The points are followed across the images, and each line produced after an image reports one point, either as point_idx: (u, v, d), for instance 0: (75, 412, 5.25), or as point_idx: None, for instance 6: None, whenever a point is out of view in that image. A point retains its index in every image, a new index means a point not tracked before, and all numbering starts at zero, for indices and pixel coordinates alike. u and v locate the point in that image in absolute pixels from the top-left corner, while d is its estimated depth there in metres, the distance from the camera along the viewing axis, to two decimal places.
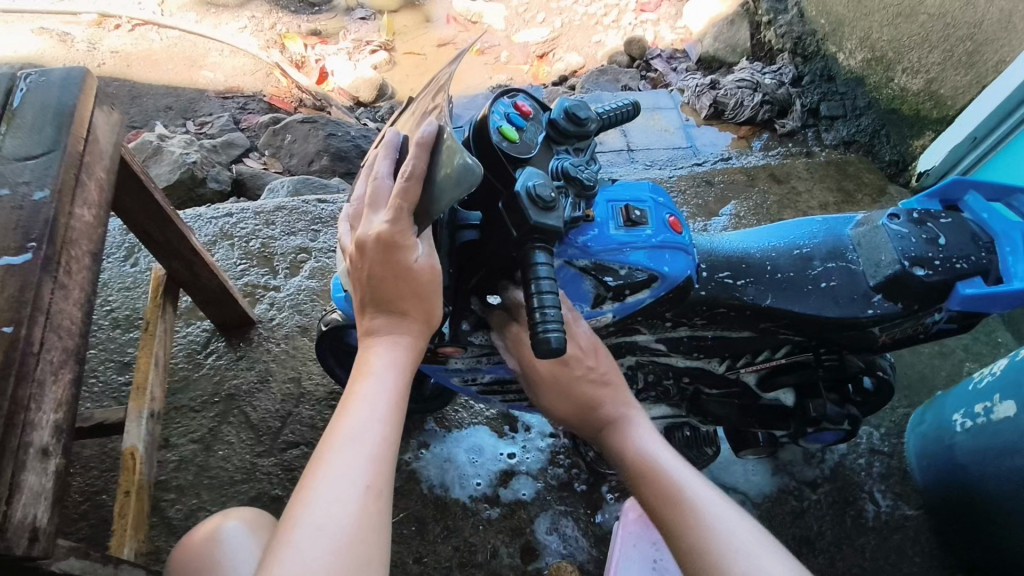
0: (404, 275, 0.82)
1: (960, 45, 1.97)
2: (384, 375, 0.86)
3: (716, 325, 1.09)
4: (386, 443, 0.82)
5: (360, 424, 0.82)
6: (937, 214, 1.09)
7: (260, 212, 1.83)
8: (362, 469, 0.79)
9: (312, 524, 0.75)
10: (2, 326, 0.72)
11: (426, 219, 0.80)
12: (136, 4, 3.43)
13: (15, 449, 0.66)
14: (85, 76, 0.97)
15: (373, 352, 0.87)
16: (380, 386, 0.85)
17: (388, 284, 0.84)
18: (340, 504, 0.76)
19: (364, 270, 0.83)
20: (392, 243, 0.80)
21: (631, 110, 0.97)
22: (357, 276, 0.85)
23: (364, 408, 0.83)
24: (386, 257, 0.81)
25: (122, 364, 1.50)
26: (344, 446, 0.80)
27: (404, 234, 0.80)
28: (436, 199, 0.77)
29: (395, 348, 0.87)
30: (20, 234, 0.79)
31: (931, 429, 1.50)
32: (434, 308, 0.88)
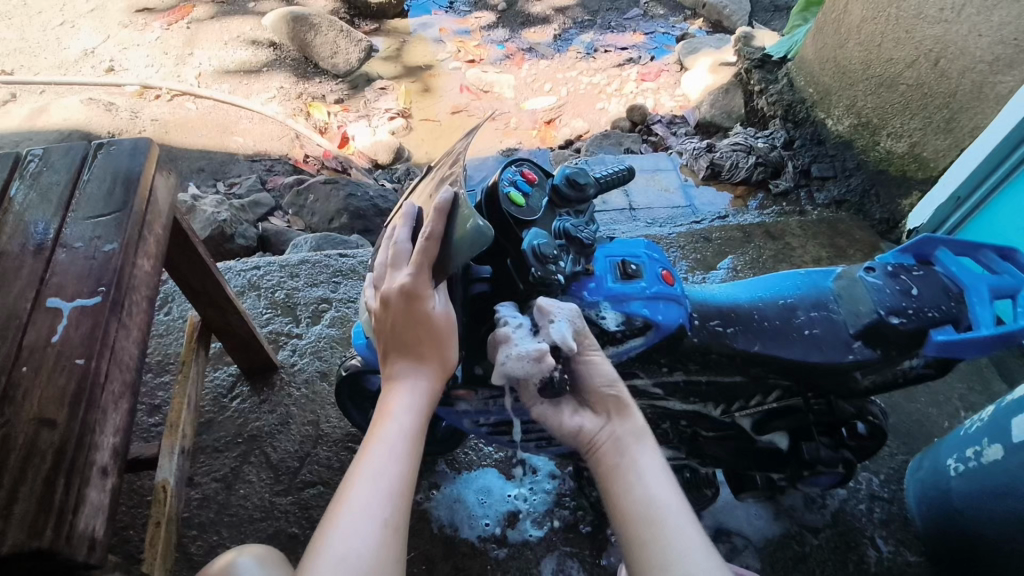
0: (423, 325, 0.92)
1: (938, 112, 2.12)
2: (403, 418, 0.94)
3: (708, 370, 1.17)
4: (402, 480, 0.91)
5: (380, 463, 0.91)
6: (910, 267, 1.19)
7: (285, 265, 1.97)
8: (381, 507, 0.87)
9: (334, 556, 0.82)
10: (77, 358, 0.83)
11: (444, 274, 0.91)
12: (176, 77, 3.73)
13: (81, 466, 0.76)
14: (149, 146, 1.11)
15: (393, 396, 0.96)
16: (399, 427, 0.94)
17: (407, 334, 0.93)
18: (360, 535, 0.84)
19: (388, 322, 0.93)
20: (413, 295, 0.91)
21: (625, 174, 1.10)
22: (382, 328, 0.95)
23: (384, 448, 0.92)
24: (407, 310, 0.91)
25: (153, 406, 1.60)
26: (365, 482, 0.89)
27: (424, 287, 0.91)
28: (453, 255, 0.88)
29: (413, 392, 0.96)
30: (93, 281, 0.91)
31: (928, 475, 1.53)
32: (449, 357, 0.97)
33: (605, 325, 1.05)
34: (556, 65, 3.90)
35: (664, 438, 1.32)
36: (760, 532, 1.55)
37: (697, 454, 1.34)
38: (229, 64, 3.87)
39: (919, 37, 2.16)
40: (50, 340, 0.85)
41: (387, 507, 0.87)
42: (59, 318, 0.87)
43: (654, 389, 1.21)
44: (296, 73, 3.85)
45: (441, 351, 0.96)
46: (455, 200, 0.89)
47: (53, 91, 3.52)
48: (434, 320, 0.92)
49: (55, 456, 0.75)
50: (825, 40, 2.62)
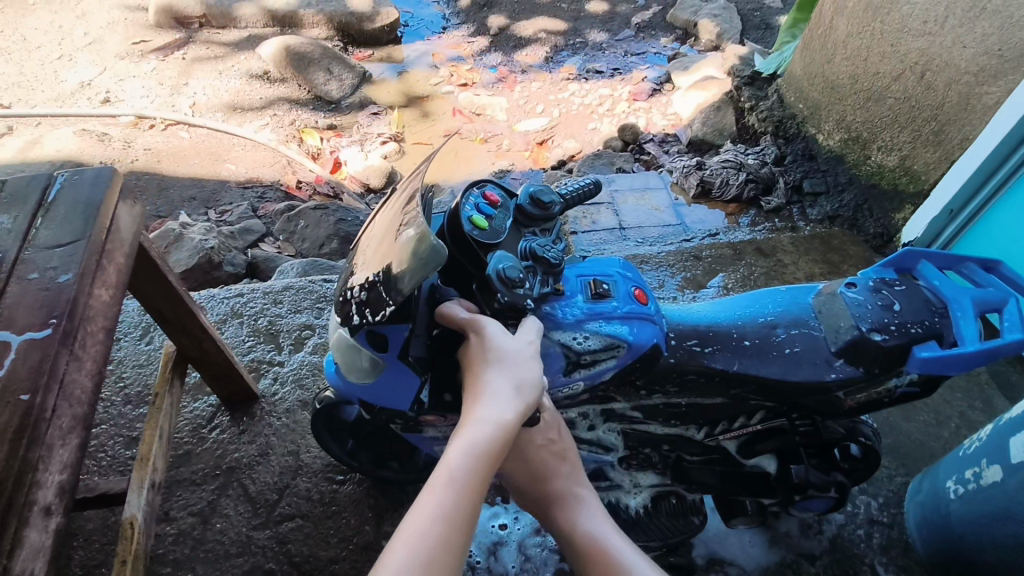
0: (514, 378, 0.89)
1: (926, 125, 2.10)
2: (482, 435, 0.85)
3: (688, 392, 1.13)
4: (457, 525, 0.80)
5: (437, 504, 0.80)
6: (892, 282, 1.15)
7: (269, 292, 1.95)
8: (447, 545, 0.78)
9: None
10: (21, 393, 0.81)
11: (383, 306, 0.90)
12: (171, 107, 3.77)
13: (19, 506, 0.73)
14: (113, 176, 1.10)
15: (476, 412, 0.87)
16: (477, 449, 0.84)
17: (503, 377, 0.89)
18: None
19: (482, 369, 0.90)
20: (505, 355, 0.90)
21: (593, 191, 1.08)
22: (478, 370, 0.91)
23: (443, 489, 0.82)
24: (499, 365, 0.89)
25: (130, 439, 1.57)
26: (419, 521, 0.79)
27: (517, 350, 0.90)
28: (395, 280, 0.88)
29: (493, 415, 0.86)
30: (44, 312, 0.89)
31: (928, 499, 1.46)
32: (536, 398, 0.90)
33: (576, 346, 1.02)
34: (548, 86, 3.92)
35: (646, 462, 1.26)
36: (754, 560, 1.48)
37: (683, 480, 1.27)
38: (223, 93, 3.91)
39: (903, 51, 2.15)
40: None
41: (444, 548, 0.78)
42: (8, 351, 0.85)
43: (634, 412, 1.17)
44: (289, 100, 3.88)
45: (528, 391, 0.89)
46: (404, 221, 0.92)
47: (49, 123, 3.57)
48: (523, 375, 0.89)
49: None
50: (813, 56, 2.62)
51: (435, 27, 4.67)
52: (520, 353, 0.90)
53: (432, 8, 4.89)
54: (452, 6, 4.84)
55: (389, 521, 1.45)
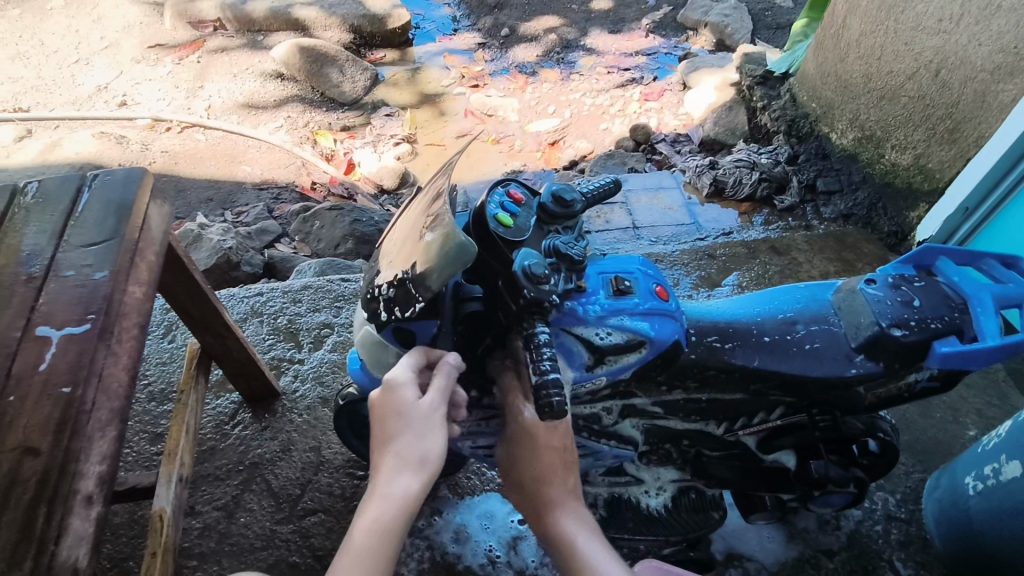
0: (400, 404, 0.95)
1: (941, 123, 2.09)
2: (401, 456, 0.95)
3: (709, 387, 1.15)
4: None
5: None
6: (911, 278, 1.16)
7: (288, 291, 1.98)
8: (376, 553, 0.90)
9: None
10: (63, 387, 0.83)
11: (411, 303, 0.92)
12: (186, 110, 3.82)
13: (64, 495, 0.75)
14: (144, 176, 1.13)
15: (385, 482, 0.93)
16: (396, 471, 0.94)
17: (392, 403, 0.96)
18: None
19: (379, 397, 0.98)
20: (396, 380, 0.96)
21: (611, 187, 1.10)
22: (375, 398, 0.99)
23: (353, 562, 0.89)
24: (389, 392, 0.96)
25: (155, 435, 1.60)
26: None
27: (406, 377, 0.96)
28: (422, 277, 0.89)
29: (403, 438, 0.95)
30: (82, 308, 0.92)
31: (947, 494, 1.46)
32: (440, 465, 0.95)
33: (598, 341, 1.03)
34: (559, 87, 3.93)
35: (667, 458, 1.28)
36: (773, 556, 1.48)
37: (702, 475, 1.28)
38: (238, 95, 3.95)
39: (918, 49, 2.15)
40: (37, 368, 0.85)
41: None
42: (48, 346, 0.87)
43: (654, 407, 1.19)
44: (303, 102, 3.92)
45: (432, 460, 0.94)
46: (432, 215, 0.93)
47: (67, 127, 3.62)
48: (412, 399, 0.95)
49: (38, 485, 0.75)
50: (826, 55, 2.62)
51: (446, 28, 4.70)
52: (430, 422, 0.95)
53: (442, 10, 4.92)
54: (462, 8, 4.87)
55: None
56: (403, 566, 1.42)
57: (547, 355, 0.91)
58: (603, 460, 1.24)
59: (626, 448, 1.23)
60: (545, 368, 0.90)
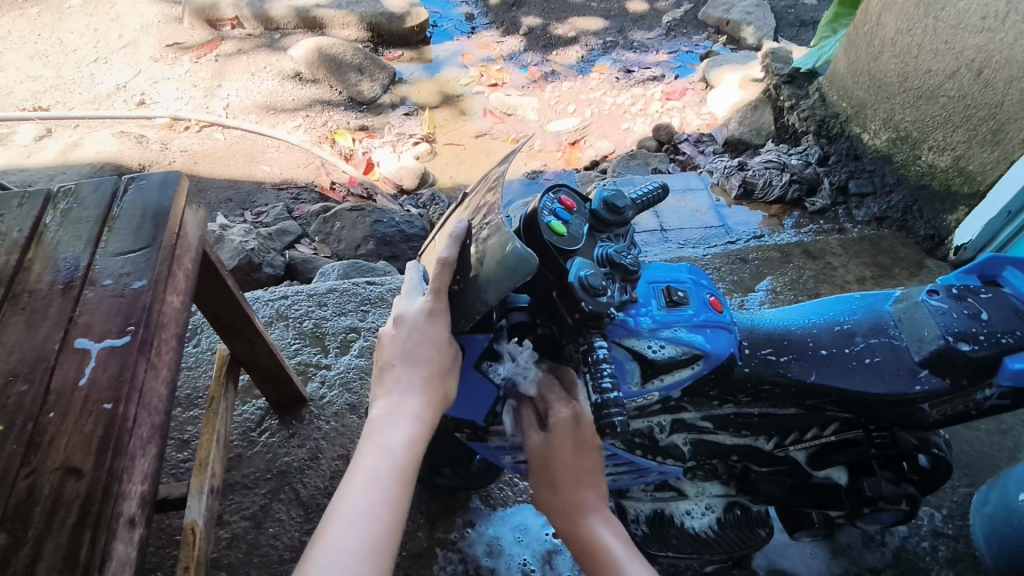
0: (431, 340, 0.90)
1: (983, 124, 2.03)
2: (394, 450, 0.88)
3: (761, 402, 1.09)
4: (396, 491, 0.86)
5: (375, 474, 0.86)
6: (977, 289, 1.10)
7: (313, 295, 1.94)
8: (363, 559, 0.80)
9: (331, 543, 0.81)
10: (104, 403, 0.80)
11: (470, 316, 0.88)
12: (204, 109, 3.80)
13: (108, 518, 0.72)
14: (180, 180, 1.09)
15: (403, 387, 0.91)
16: (383, 470, 0.87)
17: (420, 336, 0.90)
18: (348, 541, 0.81)
19: (400, 330, 0.91)
20: (431, 308, 0.90)
21: (660, 192, 1.04)
22: (395, 331, 0.92)
23: (378, 459, 0.87)
24: (420, 320, 0.90)
25: (182, 442, 1.57)
26: (360, 491, 0.85)
27: (444, 307, 0.91)
28: (479, 290, 0.86)
29: (402, 424, 0.89)
30: (121, 320, 0.88)
31: (997, 510, 1.40)
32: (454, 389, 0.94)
33: (650, 354, 0.98)
34: (579, 86, 3.89)
35: (712, 473, 1.23)
36: (816, 573, 1.44)
37: (749, 492, 1.23)
38: (256, 94, 3.93)
39: (959, 48, 2.08)
40: (77, 384, 0.82)
41: (386, 520, 0.84)
42: (88, 359, 0.84)
43: (704, 422, 1.14)
44: (321, 101, 3.89)
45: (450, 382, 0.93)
46: (469, 233, 0.89)
47: (87, 126, 3.61)
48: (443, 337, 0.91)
49: (82, 507, 0.72)
50: (858, 53, 2.55)
51: (463, 27, 4.67)
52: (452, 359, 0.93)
53: (460, 8, 4.88)
54: (480, 7, 4.84)
55: (443, 528, 1.45)
56: None
57: (608, 370, 0.89)
58: (647, 476, 1.19)
59: (671, 463, 1.17)
60: (606, 385, 0.87)
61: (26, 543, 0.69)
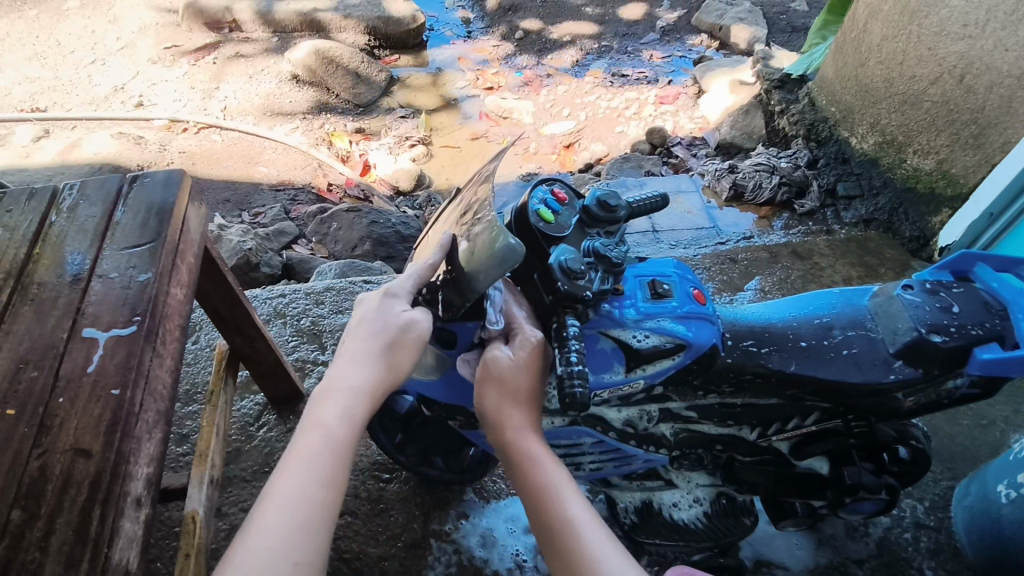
0: (390, 318, 0.94)
1: (965, 128, 2.09)
2: (331, 431, 0.90)
3: (744, 392, 1.14)
4: (331, 474, 0.88)
5: (310, 456, 0.88)
6: (949, 284, 1.14)
7: (311, 293, 1.98)
8: (292, 542, 0.82)
9: (263, 525, 0.82)
10: (112, 388, 0.83)
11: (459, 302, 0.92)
12: (202, 111, 3.84)
13: (115, 497, 0.75)
14: (183, 177, 1.13)
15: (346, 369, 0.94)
16: (320, 451, 0.89)
17: (379, 316, 0.95)
18: (279, 525, 0.82)
19: (362, 316, 0.97)
20: (393, 291, 0.96)
21: (659, 201, 1.09)
22: (356, 320, 0.97)
23: (313, 442, 0.89)
24: (381, 302, 0.96)
25: (181, 436, 1.60)
26: (295, 473, 0.87)
27: (404, 291, 0.96)
28: (470, 279, 0.89)
29: (347, 402, 0.92)
30: (127, 310, 0.92)
31: (977, 501, 1.44)
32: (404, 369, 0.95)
33: (634, 343, 1.02)
34: (574, 90, 3.93)
35: (698, 463, 1.26)
36: (802, 563, 1.47)
37: (733, 481, 1.27)
38: (254, 96, 3.97)
39: (942, 54, 2.13)
40: (85, 370, 0.85)
41: (318, 500, 0.86)
42: (95, 347, 0.88)
43: (689, 412, 1.18)
44: (319, 103, 3.93)
45: (402, 361, 0.95)
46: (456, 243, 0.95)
47: (85, 126, 3.64)
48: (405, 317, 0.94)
49: (90, 487, 0.75)
50: (845, 59, 2.60)
51: (460, 31, 4.72)
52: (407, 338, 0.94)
53: (456, 13, 4.94)
54: (476, 11, 4.90)
55: (437, 519, 1.48)
56: (430, 570, 1.40)
57: (576, 346, 0.91)
58: (634, 464, 1.24)
59: (656, 452, 1.22)
60: (572, 359, 0.89)
61: (38, 520, 0.72)
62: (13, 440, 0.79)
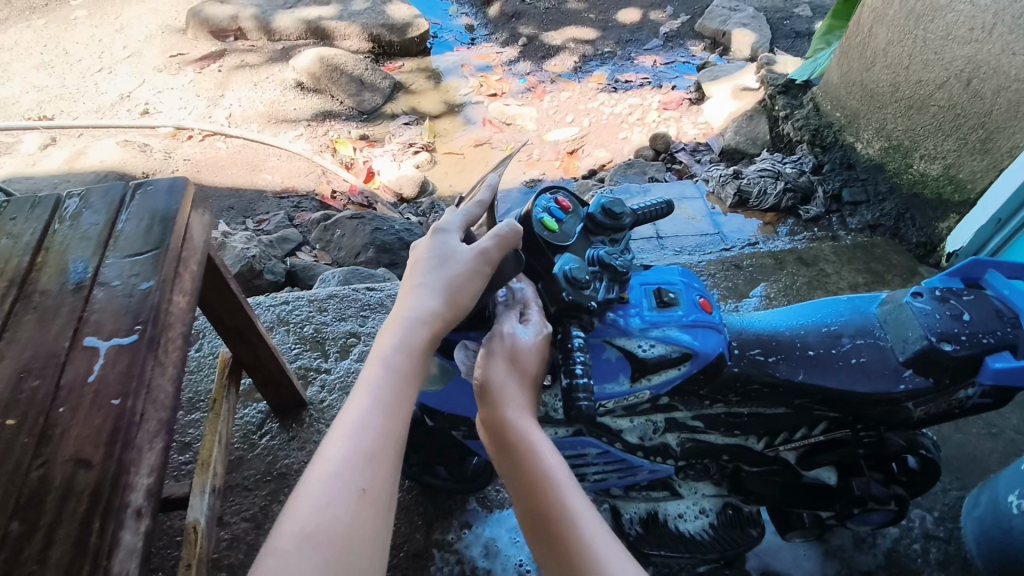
0: (444, 252, 0.92)
1: (973, 133, 2.07)
2: (391, 361, 0.86)
3: (751, 401, 1.12)
4: (391, 424, 0.83)
5: (364, 408, 0.82)
6: (959, 291, 1.12)
7: (314, 300, 1.98)
8: (352, 491, 0.76)
9: (323, 476, 0.77)
10: (113, 398, 0.83)
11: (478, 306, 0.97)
12: (207, 118, 3.86)
13: (116, 509, 0.74)
14: (186, 185, 1.12)
15: (406, 308, 0.90)
16: (381, 382, 0.85)
17: (433, 252, 0.93)
18: (339, 477, 0.77)
19: (416, 256, 0.95)
20: (445, 228, 0.94)
21: (664, 207, 1.07)
22: (411, 261, 0.95)
23: (370, 392, 0.84)
24: (434, 239, 0.94)
25: (184, 444, 1.59)
26: (351, 425, 0.81)
27: (456, 227, 0.94)
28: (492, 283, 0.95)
29: (406, 332, 0.88)
30: (130, 319, 0.92)
31: (988, 512, 1.41)
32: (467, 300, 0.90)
33: (640, 353, 1.02)
34: (577, 96, 3.94)
35: (704, 473, 1.25)
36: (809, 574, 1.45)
37: (740, 491, 1.26)
38: (258, 103, 3.99)
39: (948, 58, 2.13)
40: (87, 380, 0.85)
41: (382, 446, 0.81)
42: (97, 357, 0.87)
43: (695, 421, 1.17)
44: (323, 110, 3.94)
45: (463, 292, 0.90)
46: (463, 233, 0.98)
47: (91, 134, 3.66)
48: (457, 251, 0.92)
49: (91, 497, 0.75)
50: (850, 64, 2.59)
51: (463, 38, 4.74)
52: (464, 264, 0.90)
53: (459, 20, 4.96)
54: (480, 19, 4.92)
55: (440, 529, 1.47)
56: None
57: (581, 358, 0.90)
58: (638, 475, 1.23)
59: (660, 461, 1.20)
60: (577, 371, 0.88)
61: (37, 531, 0.72)
62: (13, 450, 0.78)
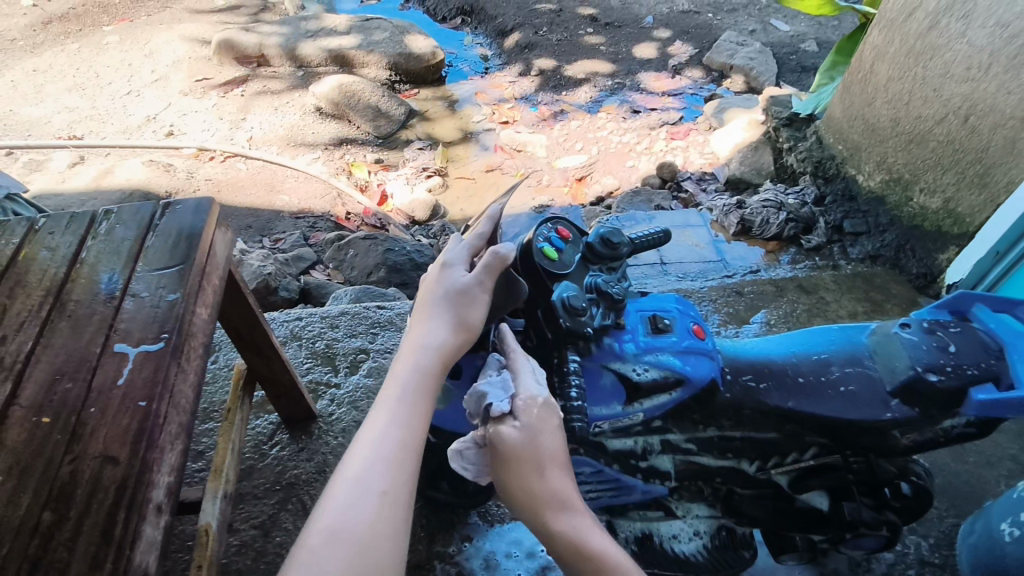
0: (448, 282, 0.98)
1: (971, 167, 2.12)
2: (406, 381, 0.93)
3: (742, 427, 1.17)
4: (406, 442, 0.90)
5: (382, 427, 0.90)
6: (946, 323, 1.16)
7: (326, 317, 2.05)
8: (368, 500, 0.83)
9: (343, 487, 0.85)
10: (140, 400, 0.89)
11: None
12: (229, 141, 4.00)
13: (139, 503, 0.80)
14: (211, 205, 1.20)
15: (417, 337, 0.97)
16: (399, 400, 0.92)
17: (439, 284, 0.99)
18: (359, 487, 0.84)
19: (426, 288, 1.01)
20: (450, 261, 1.00)
21: (662, 236, 1.14)
22: (422, 294, 1.02)
23: (387, 413, 0.91)
24: (441, 272, 1.00)
25: (197, 452, 1.65)
26: (370, 442, 0.89)
27: (460, 259, 1.00)
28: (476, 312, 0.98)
29: (420, 356, 0.95)
30: (156, 328, 0.98)
31: (981, 539, 1.43)
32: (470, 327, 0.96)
33: (634, 376, 1.06)
34: (587, 125, 4.04)
35: (698, 493, 1.32)
36: None
37: (733, 513, 1.31)
38: (278, 127, 4.13)
39: (946, 95, 2.19)
40: (115, 383, 0.91)
41: (397, 461, 0.88)
42: (126, 361, 0.94)
43: (688, 444, 1.21)
44: (339, 135, 4.07)
45: (464, 321, 0.96)
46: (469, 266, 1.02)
47: (117, 154, 3.81)
48: (460, 279, 0.97)
49: (117, 491, 0.80)
50: (853, 99, 2.67)
51: (478, 67, 4.89)
52: (470, 292, 0.96)
53: (474, 50, 5.13)
54: (494, 49, 5.09)
55: (442, 541, 1.51)
56: None
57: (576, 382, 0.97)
58: (632, 494, 1.26)
59: (657, 482, 1.24)
60: (572, 394, 0.95)
61: (67, 521, 0.77)
62: (46, 446, 0.85)
